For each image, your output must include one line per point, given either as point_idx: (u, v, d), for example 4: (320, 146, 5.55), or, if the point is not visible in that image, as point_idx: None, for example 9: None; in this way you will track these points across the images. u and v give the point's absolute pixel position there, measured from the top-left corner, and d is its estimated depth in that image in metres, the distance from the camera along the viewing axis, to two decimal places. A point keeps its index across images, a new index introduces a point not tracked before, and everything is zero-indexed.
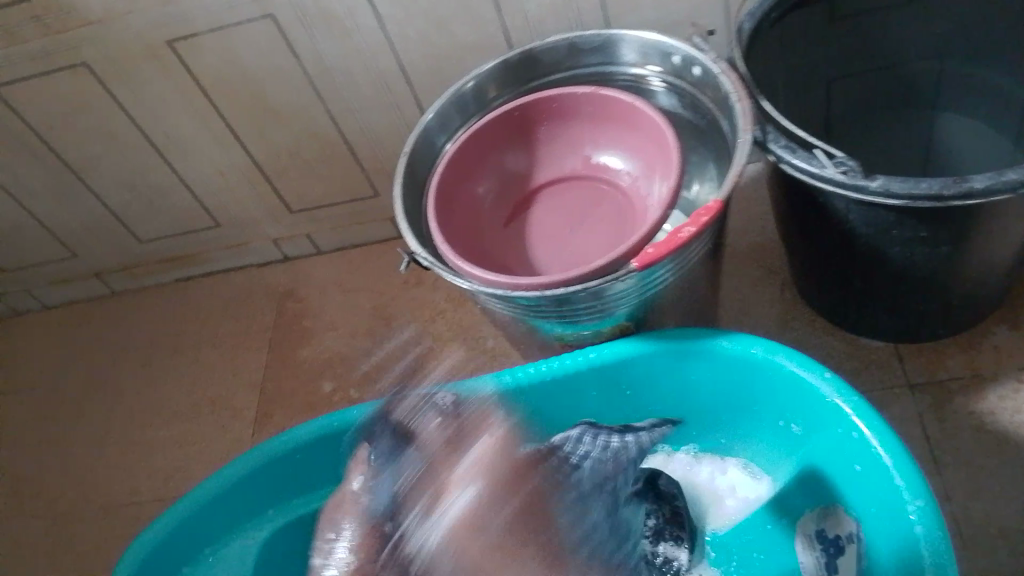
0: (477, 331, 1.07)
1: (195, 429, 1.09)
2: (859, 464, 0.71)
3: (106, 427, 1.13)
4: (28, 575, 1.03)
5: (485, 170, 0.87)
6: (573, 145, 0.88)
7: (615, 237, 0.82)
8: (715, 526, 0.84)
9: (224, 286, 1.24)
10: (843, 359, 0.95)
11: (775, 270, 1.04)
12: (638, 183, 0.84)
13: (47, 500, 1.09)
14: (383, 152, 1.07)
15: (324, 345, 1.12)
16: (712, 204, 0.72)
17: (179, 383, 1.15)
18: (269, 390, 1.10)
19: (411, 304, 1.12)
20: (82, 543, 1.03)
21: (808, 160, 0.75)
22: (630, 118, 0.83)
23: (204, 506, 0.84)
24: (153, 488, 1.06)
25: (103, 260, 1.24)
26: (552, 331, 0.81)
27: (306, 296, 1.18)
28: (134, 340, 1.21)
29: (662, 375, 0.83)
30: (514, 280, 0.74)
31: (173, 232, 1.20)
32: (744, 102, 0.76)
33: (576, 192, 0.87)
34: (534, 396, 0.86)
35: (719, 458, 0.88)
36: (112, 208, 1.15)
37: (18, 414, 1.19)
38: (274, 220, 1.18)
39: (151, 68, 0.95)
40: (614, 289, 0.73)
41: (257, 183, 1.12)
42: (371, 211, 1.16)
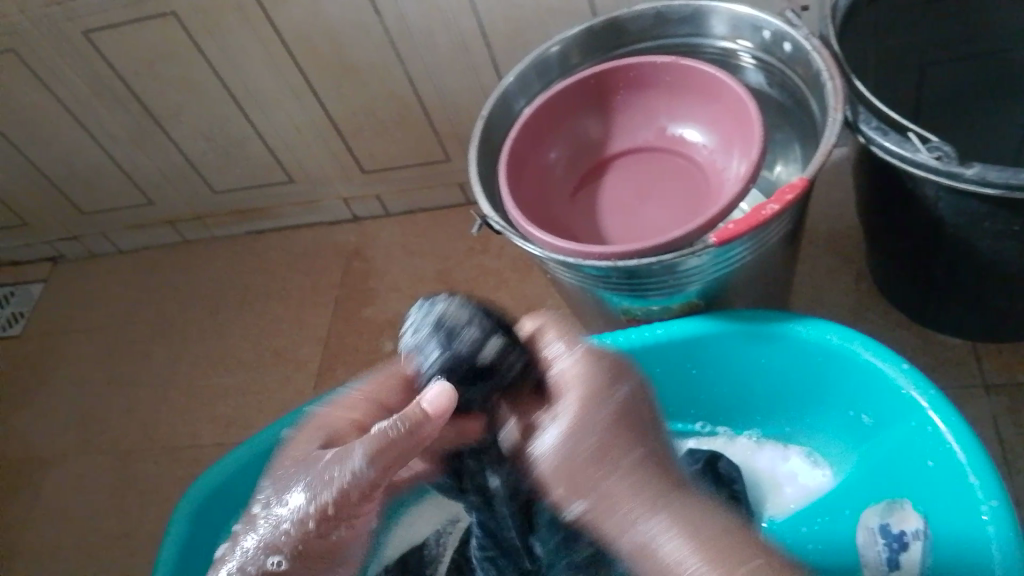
0: (540, 303, 1.07)
1: (258, 377, 1.12)
2: (932, 459, 0.68)
3: (172, 372, 1.17)
4: (94, 504, 1.07)
5: (560, 137, 0.85)
6: (650, 116, 0.85)
7: (689, 211, 0.80)
8: (773, 513, 0.84)
9: (292, 242, 1.25)
10: (918, 356, 0.92)
11: (851, 260, 1.00)
12: (715, 157, 0.81)
13: (115, 435, 1.13)
14: (457, 115, 1.07)
15: (386, 304, 1.13)
16: (796, 182, 0.70)
17: (243, 335, 1.17)
18: (331, 345, 1.11)
19: (476, 272, 1.12)
20: (146, 478, 1.07)
21: (901, 144, 0.72)
22: (711, 92, 0.81)
23: (266, 453, 0.84)
24: (214, 434, 1.09)
25: (178, 210, 1.27)
26: (620, 304, 0.80)
27: (371, 257, 1.19)
28: (203, 288, 1.24)
29: (733, 356, 0.81)
30: (584, 249, 0.73)
31: (245, 185, 1.21)
32: (836, 80, 0.73)
33: (651, 165, 0.85)
34: (648, 357, 0.82)
35: (781, 446, 0.87)
36: (189, 157, 1.18)
37: (90, 351, 1.23)
38: (344, 179, 1.18)
39: (234, 19, 0.96)
40: (688, 263, 0.72)
41: (330, 140, 1.12)
42: (440, 176, 1.16)
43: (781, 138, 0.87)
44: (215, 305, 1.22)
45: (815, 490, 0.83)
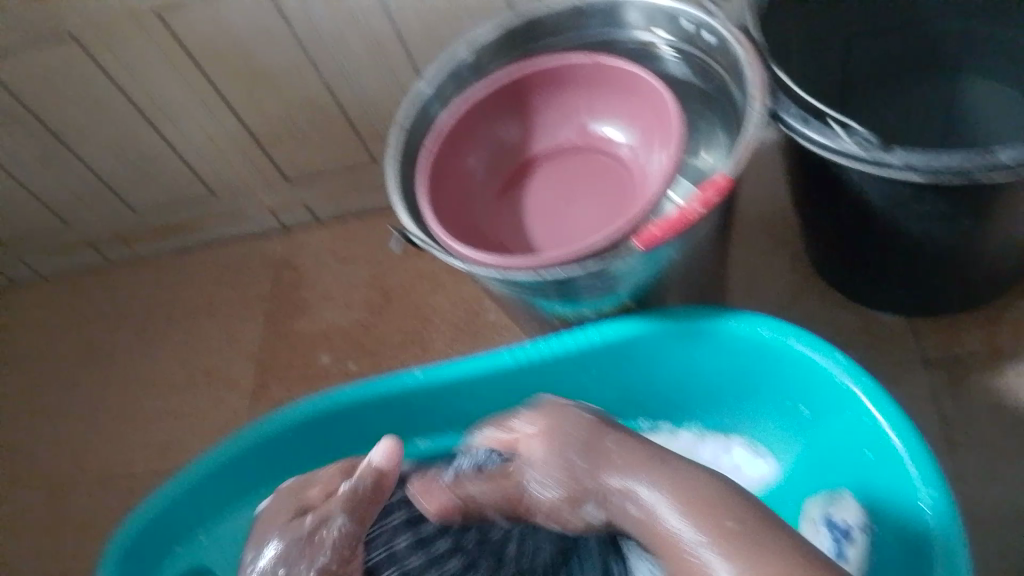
0: (476, 304, 1.05)
1: (192, 400, 1.08)
2: (870, 449, 0.68)
3: (103, 400, 1.12)
4: (27, 546, 1.03)
5: (478, 142, 0.82)
6: (571, 114, 0.83)
7: (614, 210, 0.77)
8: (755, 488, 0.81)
9: (219, 255, 1.21)
10: (855, 336, 0.92)
11: (785, 242, 1.00)
12: (638, 154, 0.79)
13: (45, 472, 1.08)
14: (377, 117, 1.03)
15: (321, 315, 1.10)
16: (720, 179, 0.68)
17: (174, 358, 1.13)
18: (266, 362, 1.08)
19: (411, 276, 1.10)
20: (81, 515, 1.03)
21: (824, 134, 0.71)
22: (631, 87, 0.79)
23: (197, 488, 0.79)
24: (150, 463, 1.05)
25: (96, 230, 1.21)
26: (550, 309, 0.77)
27: (302, 266, 1.15)
28: (130, 310, 1.19)
29: (669, 354, 0.79)
30: (507, 260, 0.70)
31: (165, 201, 1.16)
32: (756, 68, 0.72)
33: (574, 164, 0.82)
34: (729, 351, 0.77)
35: (723, 437, 0.84)
36: (103, 176, 1.12)
37: (13, 386, 1.17)
38: (269, 188, 1.14)
39: (133, 34, 0.90)
40: (616, 268, 0.70)
41: (249, 150, 1.08)
42: (367, 179, 1.12)
43: (704, 123, 0.81)
44: (142, 328, 1.17)
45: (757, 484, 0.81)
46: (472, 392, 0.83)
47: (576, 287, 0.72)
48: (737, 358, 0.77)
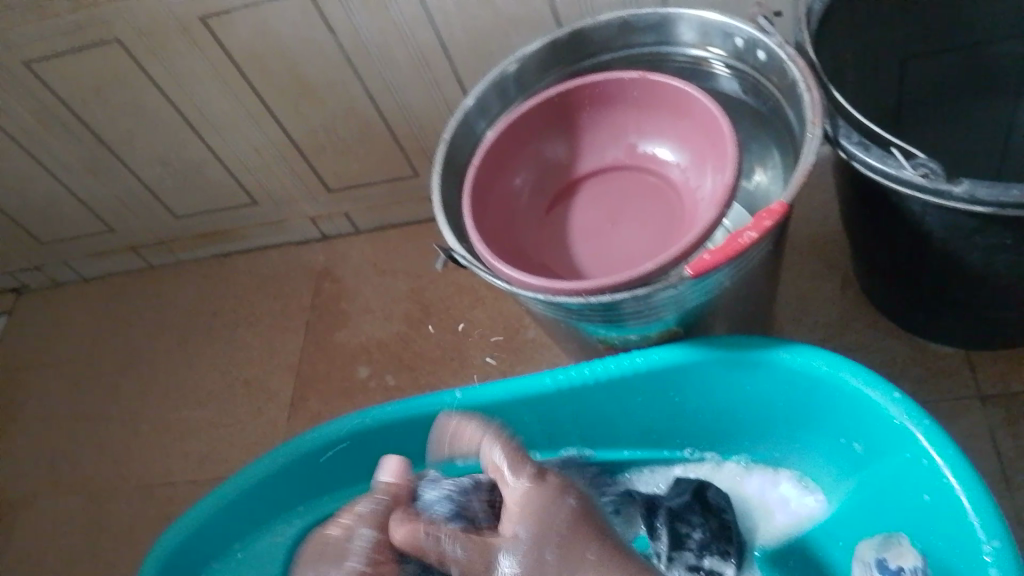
0: (516, 321, 1.04)
1: (230, 410, 1.08)
2: (927, 493, 0.65)
3: (142, 406, 1.13)
4: (65, 550, 1.03)
5: (524, 160, 0.81)
6: (620, 132, 0.81)
7: (663, 233, 0.75)
8: (767, 539, 0.81)
9: (260, 263, 1.21)
10: (909, 368, 0.89)
11: (836, 266, 0.97)
12: (688, 175, 0.77)
13: (84, 475, 1.09)
14: (421, 130, 1.02)
15: (360, 328, 1.09)
16: (774, 207, 0.65)
17: (213, 366, 1.13)
18: (305, 373, 1.08)
19: (451, 291, 1.09)
20: (119, 521, 1.04)
21: (885, 160, 0.68)
22: (681, 106, 0.77)
23: (233, 505, 0.79)
24: (187, 471, 1.05)
25: (140, 235, 1.22)
26: (595, 333, 0.75)
27: (342, 277, 1.15)
28: (171, 316, 1.20)
29: (717, 384, 0.78)
30: (554, 285, 0.69)
31: (207, 208, 1.17)
32: (813, 92, 0.69)
33: (623, 184, 0.80)
34: (781, 382, 0.75)
35: (771, 470, 0.82)
36: (148, 182, 1.13)
37: (55, 387, 1.19)
38: (311, 198, 1.14)
39: (182, 44, 0.91)
40: (665, 295, 0.68)
41: (293, 161, 1.08)
42: (409, 192, 1.12)
43: (757, 146, 0.83)
44: (183, 335, 1.17)
45: (804, 519, 0.80)
46: (511, 416, 0.82)
47: (625, 311, 0.70)
48: (788, 390, 0.76)
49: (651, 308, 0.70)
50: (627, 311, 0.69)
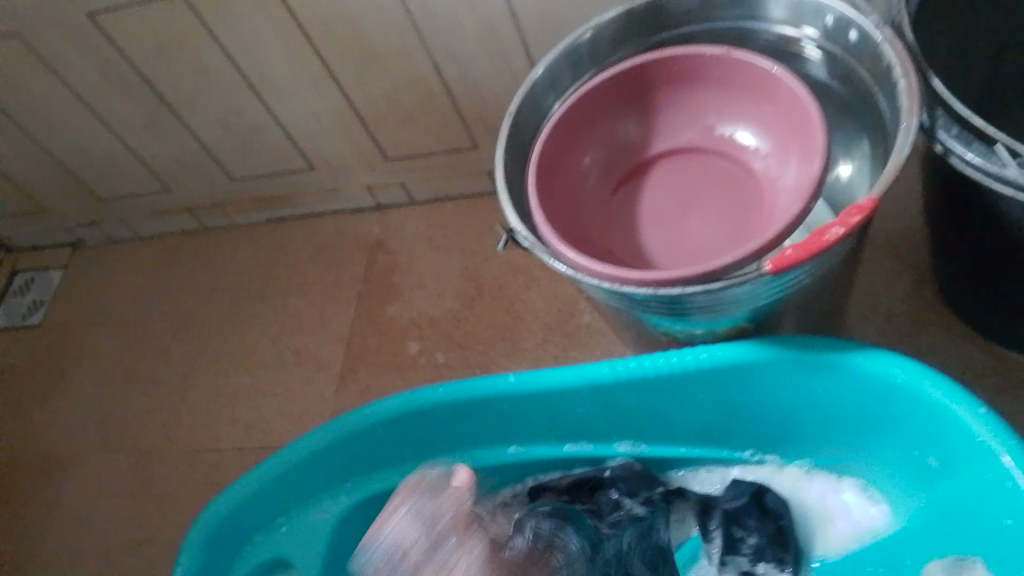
0: (572, 305, 1.01)
1: (279, 378, 1.08)
2: (1011, 517, 0.62)
3: (192, 368, 1.13)
4: (112, 507, 1.05)
5: (594, 138, 0.77)
6: (698, 112, 0.77)
7: (738, 222, 0.71)
8: (825, 551, 0.77)
9: (314, 231, 1.19)
10: (989, 378, 0.84)
11: (914, 266, 0.92)
12: (769, 163, 0.73)
13: (133, 433, 1.10)
14: (484, 102, 0.99)
15: (411, 303, 1.08)
16: (863, 202, 0.61)
17: (263, 332, 1.12)
18: (355, 344, 1.07)
19: (506, 270, 1.06)
20: (165, 482, 1.04)
21: (986, 156, 0.64)
22: (765, 89, 0.72)
23: (282, 477, 0.79)
24: (234, 436, 1.05)
25: (195, 196, 1.21)
26: (659, 325, 0.72)
27: (396, 250, 1.13)
28: (224, 279, 1.20)
29: (786, 387, 0.74)
30: (621, 273, 0.66)
31: (263, 172, 1.15)
32: (909, 78, 0.64)
33: (697, 167, 0.76)
34: (855, 387, 0.71)
35: (833, 477, 0.79)
36: (206, 144, 1.11)
37: (108, 344, 1.20)
38: (369, 168, 1.11)
39: (246, 3, 0.88)
40: (738, 291, 0.64)
41: (352, 129, 1.05)
42: (468, 165, 1.09)
43: (841, 135, 0.78)
44: (235, 299, 1.17)
45: (868, 530, 0.76)
46: (566, 405, 0.79)
47: (693, 304, 0.66)
48: (861, 396, 0.72)
49: (721, 304, 0.67)
50: (695, 305, 0.66)
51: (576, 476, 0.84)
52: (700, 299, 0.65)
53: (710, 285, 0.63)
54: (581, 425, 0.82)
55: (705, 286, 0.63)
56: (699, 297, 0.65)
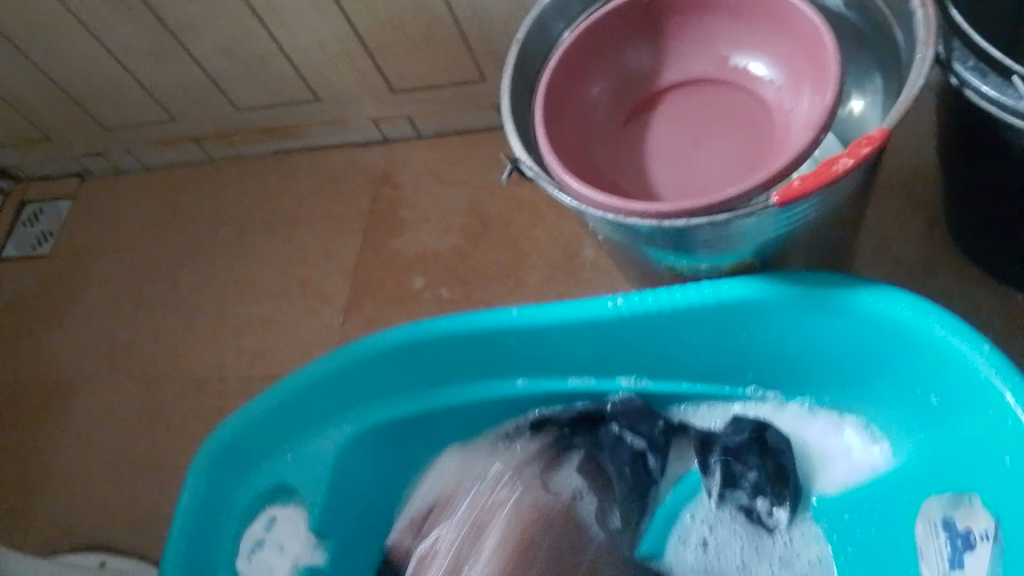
0: (576, 242, 1.00)
1: (285, 310, 1.08)
2: (1007, 455, 0.61)
3: (200, 298, 1.14)
4: (121, 433, 1.06)
5: (601, 69, 0.75)
6: (708, 44, 0.74)
7: (744, 157, 0.70)
8: (823, 488, 0.78)
9: (320, 165, 1.18)
10: (995, 319, 0.83)
11: (927, 207, 0.90)
12: (782, 96, 0.71)
13: (141, 361, 1.11)
14: (493, 31, 0.97)
15: (417, 237, 1.07)
16: (873, 133, 0.59)
17: (269, 265, 1.12)
18: (360, 277, 1.07)
19: (512, 206, 1.06)
20: (172, 410, 1.06)
21: (1001, 89, 0.62)
22: (781, 18, 0.70)
23: (285, 405, 0.80)
24: (239, 366, 1.06)
25: (202, 127, 1.20)
26: (664, 260, 0.71)
27: (402, 184, 1.12)
28: (230, 211, 1.19)
29: (789, 324, 0.74)
30: (626, 205, 0.65)
31: (269, 104, 1.13)
32: (927, 8, 0.62)
33: (707, 100, 0.74)
34: (861, 325, 0.70)
35: (836, 416, 0.80)
36: (211, 73, 1.10)
37: (116, 274, 1.20)
38: (375, 99, 1.10)
39: None
40: (744, 224, 0.63)
41: (358, 59, 1.03)
42: (476, 97, 1.07)
43: (855, 69, 0.74)
44: (241, 232, 1.17)
45: (866, 471, 0.77)
46: (570, 339, 0.79)
47: (699, 235, 0.65)
48: (866, 336, 0.71)
49: (727, 236, 0.65)
50: (701, 235, 0.65)
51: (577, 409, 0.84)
52: (708, 229, 0.64)
53: (717, 217, 0.62)
54: (583, 360, 0.82)
55: (712, 219, 0.62)
56: (707, 228, 0.63)
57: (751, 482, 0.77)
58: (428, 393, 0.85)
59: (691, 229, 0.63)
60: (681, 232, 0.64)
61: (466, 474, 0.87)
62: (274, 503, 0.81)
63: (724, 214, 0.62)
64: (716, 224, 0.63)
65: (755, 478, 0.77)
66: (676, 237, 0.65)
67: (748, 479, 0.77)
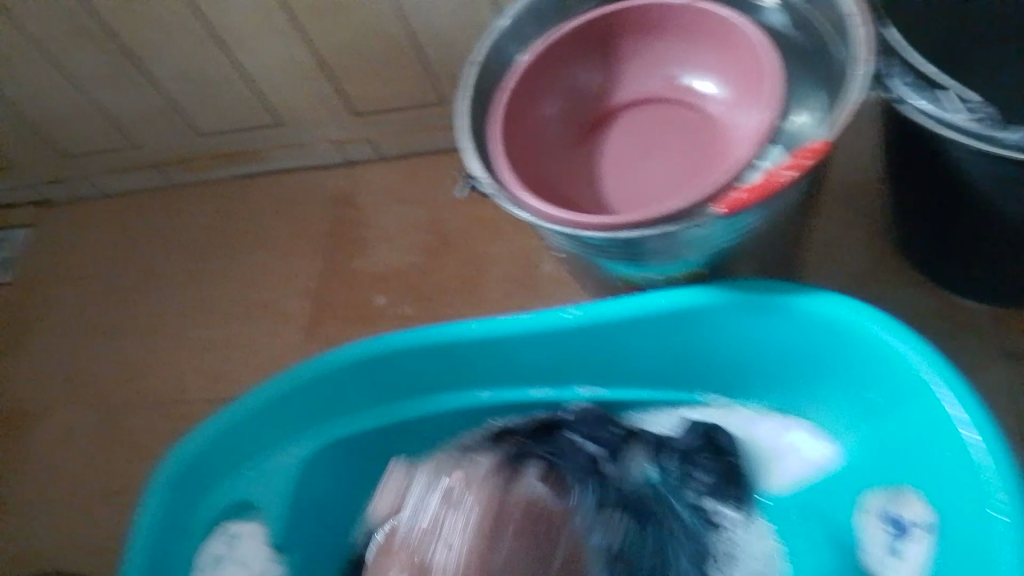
0: (533, 257, 1.03)
1: (247, 331, 1.08)
2: (945, 446, 0.64)
3: (161, 322, 1.13)
4: (81, 460, 1.05)
5: (556, 86, 0.78)
6: (659, 63, 0.78)
7: (690, 169, 0.73)
8: (773, 489, 0.81)
9: (282, 187, 1.20)
10: (935, 322, 0.87)
11: (868, 216, 0.94)
12: (726, 111, 0.74)
13: (101, 388, 1.10)
14: (449, 54, 0.99)
15: (378, 256, 1.09)
16: (816, 145, 0.63)
17: (231, 288, 1.13)
18: (323, 297, 1.08)
19: (471, 223, 1.08)
20: (133, 436, 1.05)
21: (931, 102, 0.66)
22: (726, 39, 0.74)
23: (246, 422, 0.79)
24: (202, 389, 1.06)
25: (162, 151, 1.20)
26: (618, 270, 0.74)
27: (363, 204, 1.14)
28: (191, 235, 1.20)
29: (739, 328, 0.76)
30: (580, 218, 0.67)
31: (229, 127, 1.15)
32: (866, 28, 0.66)
33: (657, 116, 0.77)
34: (805, 326, 0.73)
35: (783, 417, 0.82)
36: (171, 98, 1.11)
37: (75, 300, 1.19)
38: (336, 122, 1.11)
39: None
40: (692, 233, 0.66)
41: (318, 82, 1.05)
42: (434, 117, 1.09)
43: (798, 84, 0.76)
44: (203, 255, 1.17)
45: (814, 471, 0.80)
46: (529, 349, 0.81)
47: (647, 246, 0.68)
48: (812, 338, 0.74)
49: (675, 247, 0.68)
50: (649, 247, 0.67)
51: (536, 420, 0.85)
52: (654, 241, 0.67)
53: (662, 229, 0.65)
54: (542, 370, 0.83)
55: (658, 230, 0.65)
56: (655, 239, 0.66)
57: (705, 487, 0.79)
58: (389, 407, 0.86)
59: (639, 241, 0.66)
60: (631, 243, 0.67)
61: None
62: (232, 521, 0.79)
63: (669, 225, 0.65)
64: (662, 237, 0.66)
65: (709, 482, 0.80)
66: (626, 248, 0.68)
67: (702, 484, 0.80)
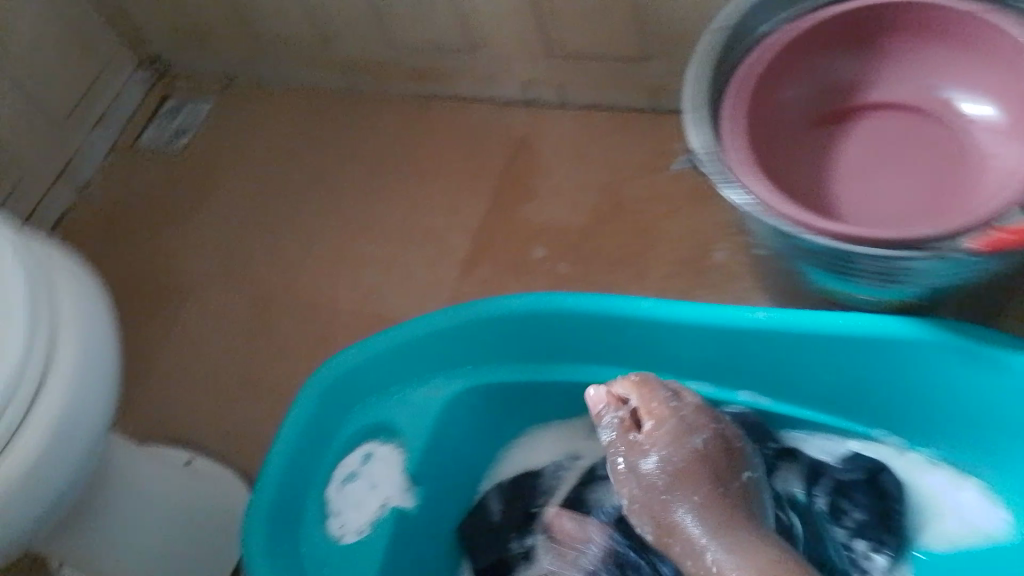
0: (707, 242, 0.98)
1: (402, 254, 1.09)
2: None
3: (320, 225, 1.15)
4: (224, 342, 1.09)
5: (799, 73, 0.72)
6: (917, 69, 0.71)
7: (932, 190, 0.67)
8: (930, 542, 0.75)
9: (461, 115, 1.18)
10: None
11: None
12: (985, 138, 0.68)
13: (255, 276, 1.13)
14: (671, 15, 0.94)
15: (545, 208, 1.06)
16: None
17: (394, 207, 1.13)
18: (483, 236, 1.07)
19: (648, 194, 1.04)
20: (277, 331, 1.08)
21: None
22: (1006, 60, 0.67)
23: (404, 347, 0.80)
24: (349, 301, 1.07)
25: (352, 55, 1.20)
26: (822, 282, 0.69)
27: (540, 150, 1.11)
28: (364, 145, 1.20)
29: (936, 371, 0.71)
30: (805, 219, 0.62)
31: (424, 44, 1.13)
32: None
33: (901, 125, 0.71)
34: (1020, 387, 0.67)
35: (961, 473, 0.76)
36: (376, 4, 1.09)
37: (245, 184, 1.22)
38: (532, 61, 1.08)
39: None
40: (925, 264, 0.60)
41: (526, 17, 1.01)
42: (633, 75, 1.04)
43: None
44: (373, 167, 1.17)
45: (980, 534, 0.74)
46: (701, 342, 0.77)
47: (866, 265, 0.62)
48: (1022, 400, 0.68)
49: (897, 272, 0.63)
50: (868, 266, 0.62)
51: None
52: (875, 262, 0.62)
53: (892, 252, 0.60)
54: (706, 365, 0.80)
55: (884, 252, 0.60)
56: (878, 260, 0.61)
57: (853, 524, 0.75)
58: (541, 365, 0.84)
59: (861, 258, 0.61)
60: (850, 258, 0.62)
61: (559, 450, 0.87)
62: (373, 440, 0.82)
63: (898, 250, 0.60)
64: (887, 259, 0.61)
65: (857, 518, 0.75)
66: (841, 262, 0.63)
67: (850, 520, 0.75)
